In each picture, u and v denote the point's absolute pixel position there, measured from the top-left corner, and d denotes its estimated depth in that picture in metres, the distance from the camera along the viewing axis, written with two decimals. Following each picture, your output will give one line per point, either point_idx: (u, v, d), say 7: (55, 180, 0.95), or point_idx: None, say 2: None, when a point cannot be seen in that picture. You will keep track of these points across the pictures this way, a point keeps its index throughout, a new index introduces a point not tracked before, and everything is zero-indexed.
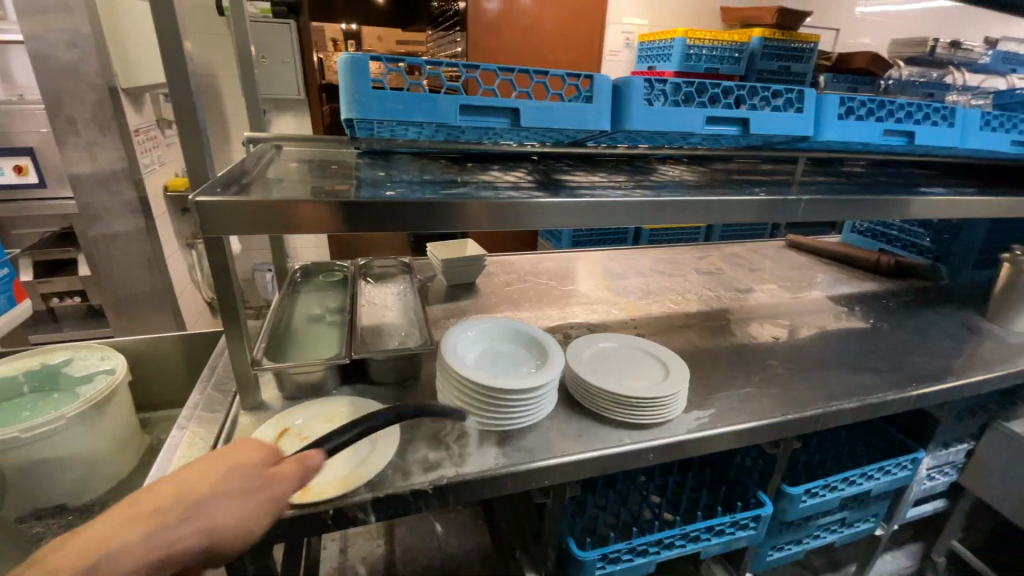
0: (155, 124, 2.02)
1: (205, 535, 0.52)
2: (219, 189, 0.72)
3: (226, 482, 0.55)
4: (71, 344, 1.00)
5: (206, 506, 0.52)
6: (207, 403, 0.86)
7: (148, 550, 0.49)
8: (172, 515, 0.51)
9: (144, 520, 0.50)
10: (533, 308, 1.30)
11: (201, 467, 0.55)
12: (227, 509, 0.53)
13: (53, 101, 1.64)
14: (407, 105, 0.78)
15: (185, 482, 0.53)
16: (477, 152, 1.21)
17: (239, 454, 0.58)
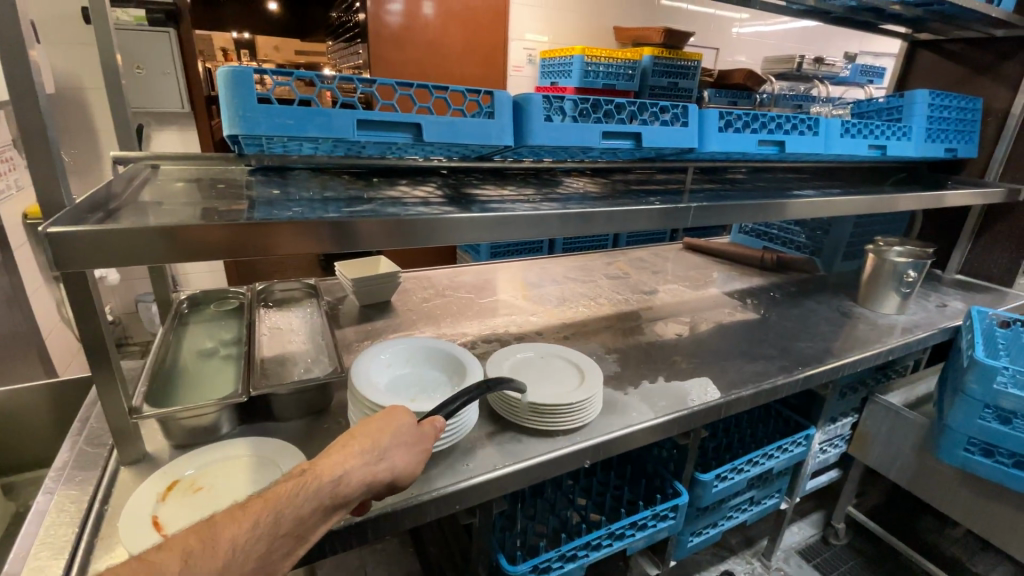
0: (8, 143, 1.76)
1: (390, 474, 0.61)
2: (78, 217, 0.63)
3: (398, 432, 0.63)
4: None
5: (393, 449, 0.61)
6: (79, 461, 0.75)
7: (360, 478, 0.57)
8: (371, 456, 0.59)
9: (364, 454, 0.58)
10: (451, 324, 1.28)
11: (382, 420, 0.63)
12: (403, 455, 0.62)
13: None
14: (299, 120, 0.73)
15: (374, 431, 0.61)
16: (383, 167, 1.18)
17: (401, 413, 0.65)
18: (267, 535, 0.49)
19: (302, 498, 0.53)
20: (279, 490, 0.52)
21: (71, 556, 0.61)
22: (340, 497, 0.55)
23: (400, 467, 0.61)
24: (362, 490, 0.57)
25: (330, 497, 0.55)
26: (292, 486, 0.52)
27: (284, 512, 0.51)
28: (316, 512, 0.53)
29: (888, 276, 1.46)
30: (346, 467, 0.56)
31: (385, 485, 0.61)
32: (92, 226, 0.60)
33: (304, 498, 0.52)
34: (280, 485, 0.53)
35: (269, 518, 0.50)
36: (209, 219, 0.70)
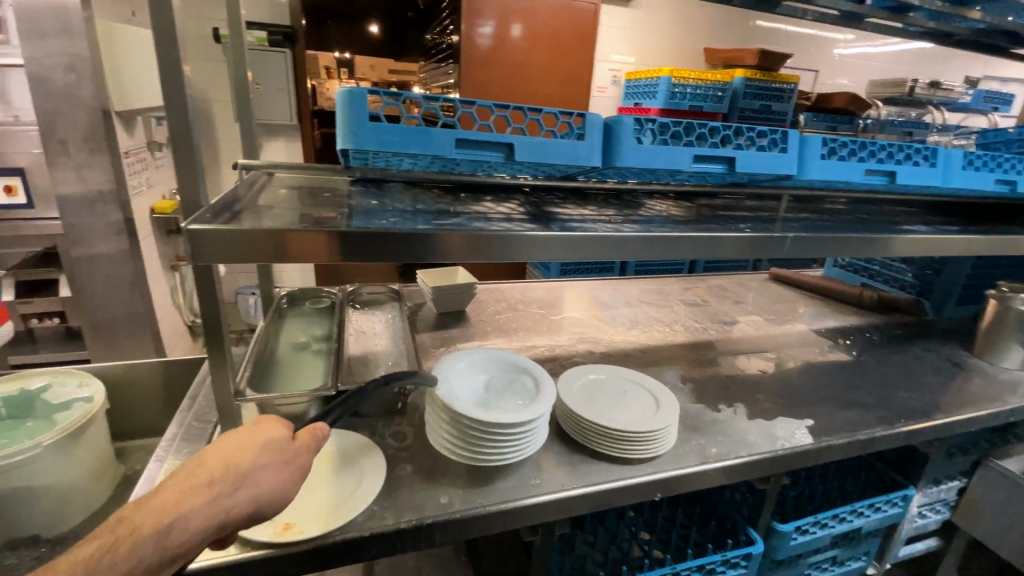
0: (146, 147, 2.01)
1: (251, 502, 0.58)
2: (210, 217, 0.71)
3: (261, 455, 0.61)
4: (54, 371, 0.98)
5: (253, 472, 0.59)
6: (188, 433, 0.84)
7: (211, 510, 0.55)
8: (224, 484, 0.57)
9: (212, 484, 0.56)
10: (523, 338, 1.29)
11: (241, 437, 0.62)
12: (267, 477, 0.60)
13: (44, 122, 1.62)
14: (403, 138, 0.79)
15: (225, 457, 0.59)
16: (469, 183, 1.22)
17: (263, 431, 0.64)
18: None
19: (118, 555, 0.49)
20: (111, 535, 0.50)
21: None
22: (182, 538, 0.53)
23: (264, 490, 0.60)
24: (214, 523, 0.55)
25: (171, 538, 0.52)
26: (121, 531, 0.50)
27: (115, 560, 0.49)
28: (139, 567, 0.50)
29: (1014, 326, 1.30)
30: (192, 500, 0.54)
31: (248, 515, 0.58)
32: (221, 226, 0.68)
33: (122, 554, 0.49)
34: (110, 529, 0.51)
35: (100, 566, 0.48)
36: (314, 225, 0.76)
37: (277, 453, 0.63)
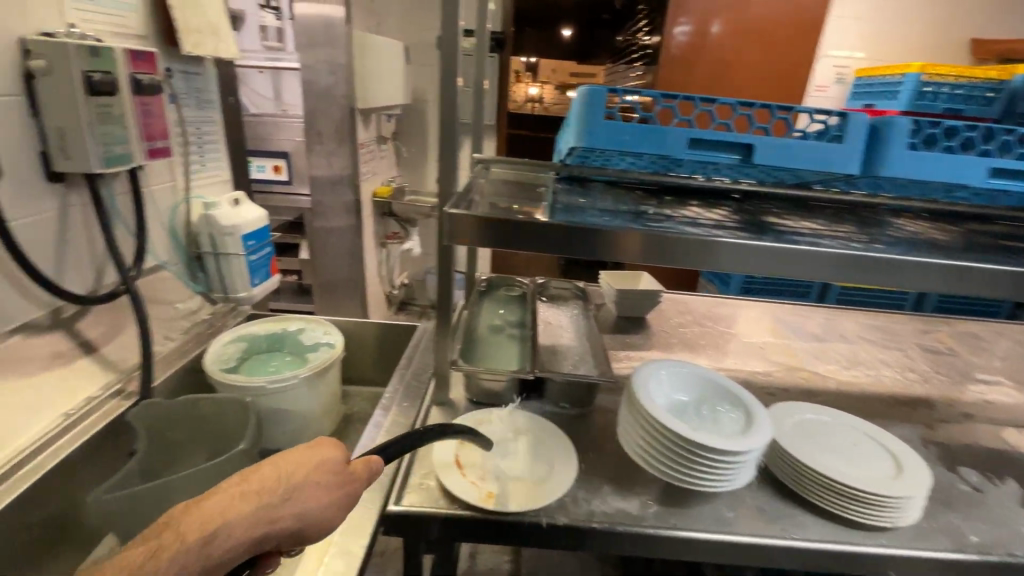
0: (375, 139, 2.36)
1: (297, 524, 0.46)
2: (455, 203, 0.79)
3: (319, 470, 0.50)
4: (304, 317, 1.17)
5: (299, 491, 0.47)
6: (404, 389, 0.95)
7: (240, 537, 0.42)
8: (273, 495, 0.46)
9: (248, 505, 0.44)
10: (712, 357, 1.19)
11: (292, 455, 0.49)
12: (320, 496, 0.48)
13: (310, 117, 2.01)
14: (636, 136, 0.77)
15: (280, 467, 0.48)
16: (675, 187, 1.17)
17: (324, 447, 0.52)
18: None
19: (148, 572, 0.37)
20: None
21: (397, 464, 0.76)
22: (201, 572, 0.40)
23: (310, 513, 0.47)
24: (243, 554, 0.43)
25: (186, 573, 0.39)
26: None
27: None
28: None
29: None
30: (220, 522, 0.42)
31: (283, 543, 0.46)
32: (476, 215, 0.75)
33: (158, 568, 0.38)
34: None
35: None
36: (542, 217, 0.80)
37: (326, 472, 0.50)
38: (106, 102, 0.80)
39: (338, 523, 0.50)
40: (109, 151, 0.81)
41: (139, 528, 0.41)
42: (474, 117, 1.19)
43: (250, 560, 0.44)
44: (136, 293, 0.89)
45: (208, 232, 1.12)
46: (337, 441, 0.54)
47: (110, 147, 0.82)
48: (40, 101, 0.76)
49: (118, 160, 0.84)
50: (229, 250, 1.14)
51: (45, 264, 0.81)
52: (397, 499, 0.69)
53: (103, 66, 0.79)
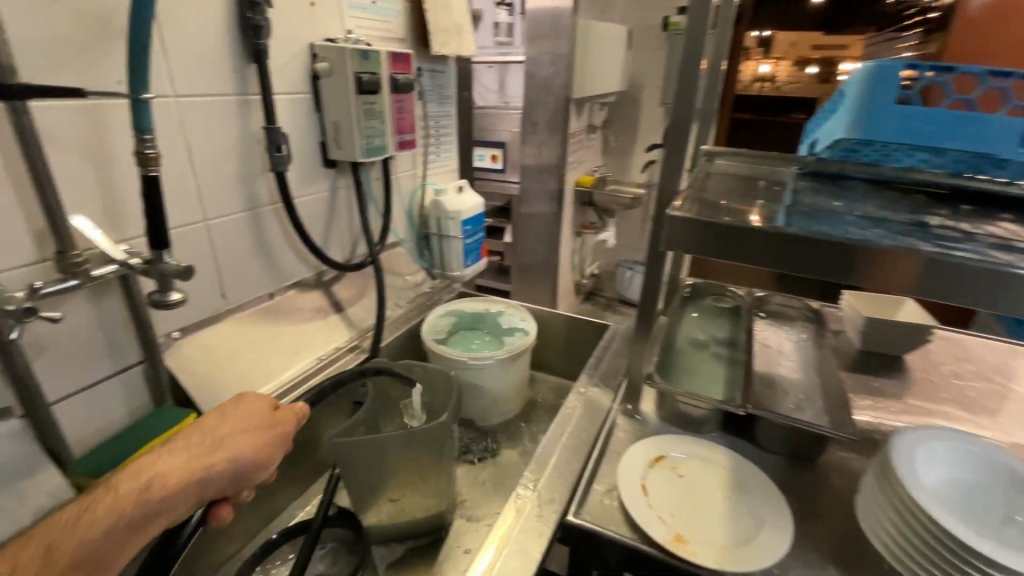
0: (585, 129, 2.36)
1: (229, 466, 0.58)
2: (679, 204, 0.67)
3: (235, 423, 0.62)
4: (504, 300, 1.23)
5: (231, 439, 0.60)
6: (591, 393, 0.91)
7: (185, 473, 0.55)
8: (199, 450, 0.57)
9: (188, 451, 0.57)
10: (1010, 430, 0.86)
11: (222, 412, 0.63)
12: (243, 443, 0.60)
13: (528, 109, 2.12)
14: (943, 126, 0.58)
15: (212, 428, 0.60)
16: (985, 191, 0.85)
17: (240, 407, 0.64)
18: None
19: (95, 518, 0.49)
20: (27, 549, 0.46)
21: (578, 476, 0.73)
22: (152, 506, 0.52)
23: (243, 455, 0.60)
24: (187, 490, 0.55)
25: (143, 504, 0.52)
26: (62, 524, 0.48)
27: (67, 553, 0.47)
28: (114, 532, 0.50)
29: None
30: (172, 467, 0.55)
31: (225, 482, 0.58)
32: (710, 218, 0.61)
33: (101, 515, 0.49)
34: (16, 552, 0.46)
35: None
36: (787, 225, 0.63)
37: (256, 424, 0.63)
38: (370, 100, 0.94)
39: (266, 466, 0.62)
40: (368, 142, 0.96)
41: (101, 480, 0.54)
42: (704, 104, 1.06)
43: (198, 499, 0.56)
44: (376, 265, 1.05)
45: (434, 216, 1.26)
46: (267, 398, 0.67)
47: (370, 139, 0.97)
48: (325, 101, 0.93)
49: (375, 151, 0.99)
50: (449, 233, 1.26)
51: (318, 235, 1.01)
52: (576, 511, 0.67)
53: (371, 69, 0.93)
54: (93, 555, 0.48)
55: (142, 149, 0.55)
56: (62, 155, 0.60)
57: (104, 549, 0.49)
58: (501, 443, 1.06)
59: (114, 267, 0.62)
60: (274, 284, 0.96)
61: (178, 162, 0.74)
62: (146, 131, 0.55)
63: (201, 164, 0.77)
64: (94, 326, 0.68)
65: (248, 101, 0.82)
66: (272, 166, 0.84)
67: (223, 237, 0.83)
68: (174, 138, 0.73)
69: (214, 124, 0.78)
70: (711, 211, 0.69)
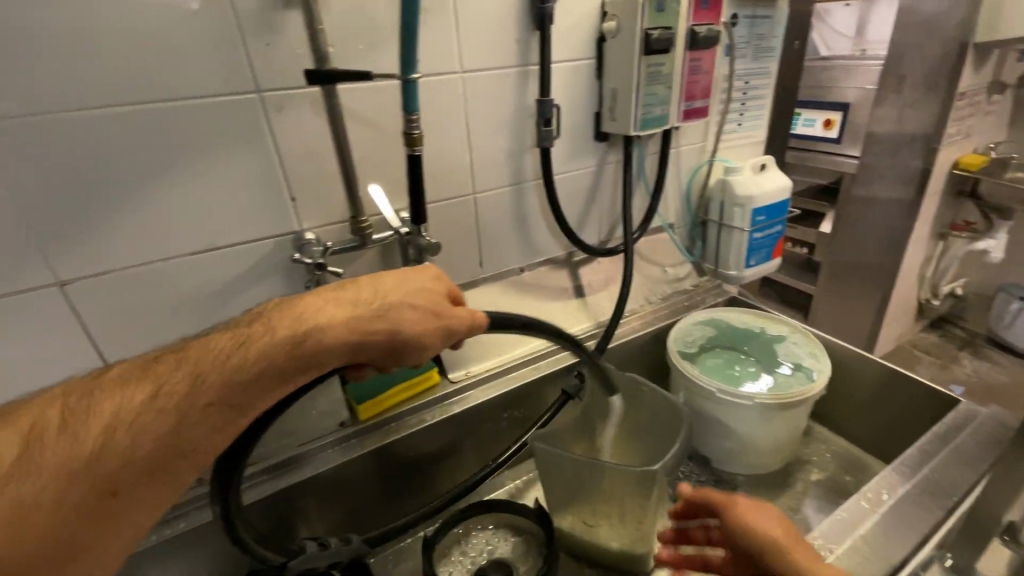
0: (988, 86, 1.57)
1: (393, 336, 0.55)
2: None
3: (401, 294, 0.57)
4: (791, 324, 0.95)
5: (397, 307, 0.56)
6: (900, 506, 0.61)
7: (339, 331, 0.52)
8: (366, 310, 0.54)
9: (356, 308, 0.54)
10: None
11: (390, 276, 0.60)
12: (411, 317, 0.56)
13: (894, 57, 1.51)
14: None
15: (381, 289, 0.57)
16: None
17: (412, 277, 0.60)
18: (148, 441, 0.43)
19: (233, 360, 0.47)
20: (149, 382, 0.45)
21: None
22: (313, 351, 0.51)
23: (409, 330, 0.56)
24: (341, 349, 0.52)
25: (298, 355, 0.50)
26: (216, 351, 0.48)
27: (201, 392, 0.46)
28: (257, 378, 0.48)
29: None
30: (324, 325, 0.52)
31: (381, 352, 0.55)
32: None
33: (244, 357, 0.48)
34: (163, 370, 0.46)
35: (148, 418, 0.43)
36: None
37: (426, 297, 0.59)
38: (656, 61, 0.79)
39: (436, 348, 0.58)
40: (646, 113, 0.82)
41: (239, 320, 0.52)
42: None
43: (354, 358, 0.54)
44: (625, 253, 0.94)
45: (719, 200, 1.05)
46: (439, 270, 0.63)
47: (650, 108, 0.82)
48: (608, 65, 0.82)
49: (654, 122, 0.84)
50: (733, 223, 1.04)
51: (577, 214, 0.95)
52: None
53: (666, 23, 0.77)
54: (239, 393, 0.47)
55: (407, 130, 0.57)
56: (367, 130, 0.69)
57: (257, 380, 0.48)
58: (741, 499, 0.84)
59: (390, 234, 0.71)
60: (526, 259, 0.95)
61: (456, 136, 0.77)
62: (413, 112, 0.57)
63: (475, 138, 0.79)
64: None
65: (528, 71, 0.79)
66: (539, 140, 0.81)
67: (487, 210, 0.86)
68: (455, 113, 0.76)
69: (492, 97, 0.78)
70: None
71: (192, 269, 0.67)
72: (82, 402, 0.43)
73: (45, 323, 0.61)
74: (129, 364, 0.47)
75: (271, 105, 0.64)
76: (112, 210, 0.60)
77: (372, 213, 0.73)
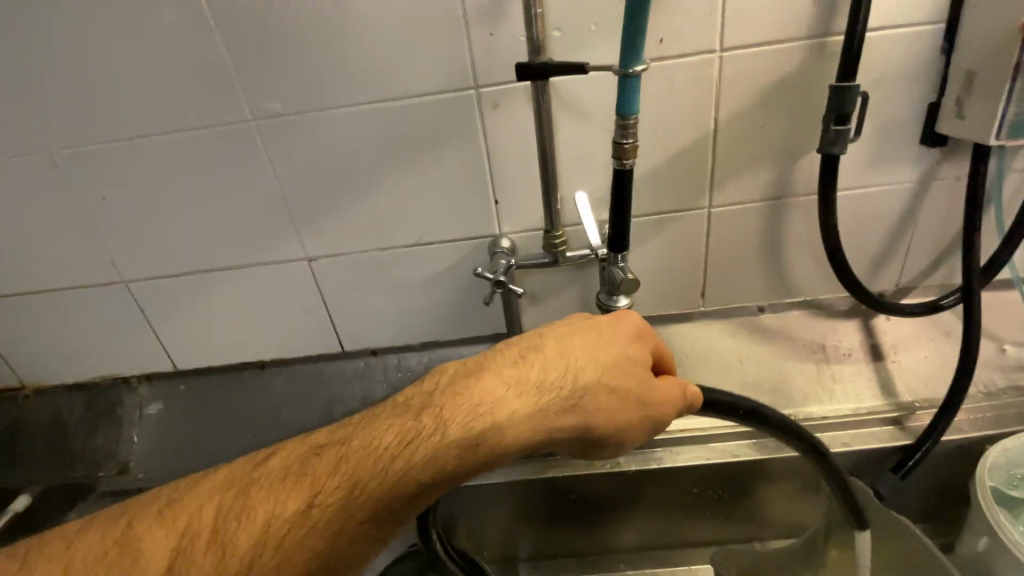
0: None
1: (583, 428, 0.45)
2: None
3: (569, 378, 0.44)
4: None
5: (590, 392, 0.45)
6: None
7: (455, 464, 0.41)
8: (504, 432, 0.42)
9: (493, 429, 0.42)
10: None
11: (573, 333, 0.48)
12: (613, 405, 0.45)
13: None
14: None
15: (544, 375, 0.44)
16: None
17: (609, 345, 0.47)
18: None
19: (292, 537, 0.38)
20: (310, 481, 0.40)
21: None
22: (393, 508, 0.41)
23: (618, 422, 0.46)
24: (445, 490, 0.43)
25: (383, 507, 0.41)
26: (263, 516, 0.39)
27: None
28: (332, 547, 0.39)
29: None
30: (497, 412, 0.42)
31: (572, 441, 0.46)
32: None
33: (302, 537, 0.38)
34: (184, 543, 0.38)
35: (300, 535, 0.38)
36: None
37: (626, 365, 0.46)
38: None
39: (639, 438, 0.48)
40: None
41: (273, 466, 0.41)
42: None
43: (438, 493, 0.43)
44: (967, 305, 0.60)
45: None
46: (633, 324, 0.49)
47: None
48: (966, 34, 0.53)
49: None
50: None
51: (862, 250, 0.68)
52: None
53: None
54: (319, 569, 0.40)
55: (619, 139, 0.46)
56: (592, 129, 0.60)
57: (341, 553, 0.40)
58: None
59: (585, 253, 0.63)
60: (767, 296, 0.74)
61: (698, 137, 0.61)
62: (630, 117, 0.45)
63: (723, 141, 0.61)
64: (574, 293, 0.72)
65: (820, 46, 0.56)
66: (821, 145, 0.57)
67: (721, 232, 0.68)
68: (704, 106, 0.59)
69: (757, 84, 0.58)
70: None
71: (404, 260, 0.70)
72: (241, 502, 0.39)
73: (281, 283, 0.72)
74: (124, 526, 0.39)
75: (487, 101, 0.60)
76: (331, 212, 0.67)
77: (571, 223, 0.65)
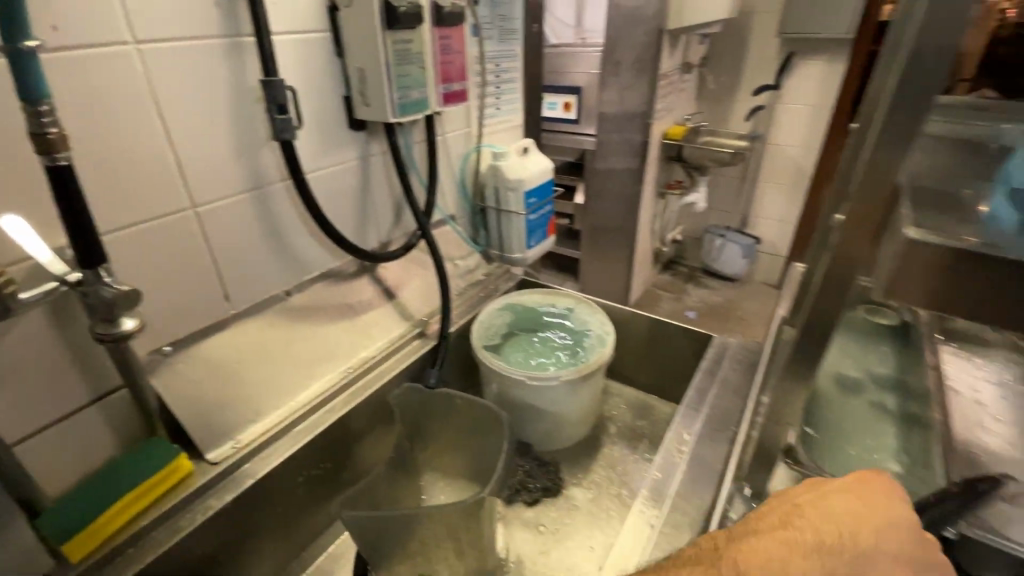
0: (678, 68, 1.88)
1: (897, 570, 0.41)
2: (967, 236, 0.34)
3: (846, 525, 0.43)
4: (577, 294, 0.99)
5: (864, 539, 0.42)
6: (708, 427, 0.67)
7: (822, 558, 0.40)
8: (841, 556, 0.41)
9: (840, 547, 0.41)
10: None
11: (821, 482, 0.48)
12: (882, 541, 0.42)
13: (610, 43, 1.72)
14: None
15: (816, 522, 0.42)
16: None
17: (839, 501, 0.45)
18: None
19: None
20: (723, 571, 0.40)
21: None
22: None
23: (891, 560, 0.41)
24: None
25: None
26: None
27: None
28: None
29: None
30: (869, 554, 0.41)
31: None
32: (945, 239, 0.33)
33: None
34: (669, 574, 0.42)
35: None
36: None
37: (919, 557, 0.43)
38: (403, 38, 0.71)
39: None
40: (403, 99, 0.73)
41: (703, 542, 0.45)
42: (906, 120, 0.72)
43: None
44: (426, 239, 0.85)
45: (492, 185, 1.04)
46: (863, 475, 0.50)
47: (406, 92, 0.74)
48: (347, 42, 0.70)
49: (414, 107, 0.76)
50: (509, 207, 1.04)
51: (346, 220, 0.81)
52: None
53: None
54: None
55: (36, 127, 0.38)
56: None
57: None
58: (568, 477, 0.85)
59: (45, 288, 0.48)
60: (291, 279, 0.78)
61: (150, 133, 0.56)
62: (42, 98, 0.39)
63: (180, 135, 0.59)
64: None
65: (240, 44, 0.61)
66: (275, 133, 0.64)
67: (217, 229, 0.65)
68: (141, 100, 0.55)
69: (193, 76, 0.58)
70: (945, 219, 0.40)
71: None
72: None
73: None
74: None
75: None
76: None
77: (12, 258, 0.48)
